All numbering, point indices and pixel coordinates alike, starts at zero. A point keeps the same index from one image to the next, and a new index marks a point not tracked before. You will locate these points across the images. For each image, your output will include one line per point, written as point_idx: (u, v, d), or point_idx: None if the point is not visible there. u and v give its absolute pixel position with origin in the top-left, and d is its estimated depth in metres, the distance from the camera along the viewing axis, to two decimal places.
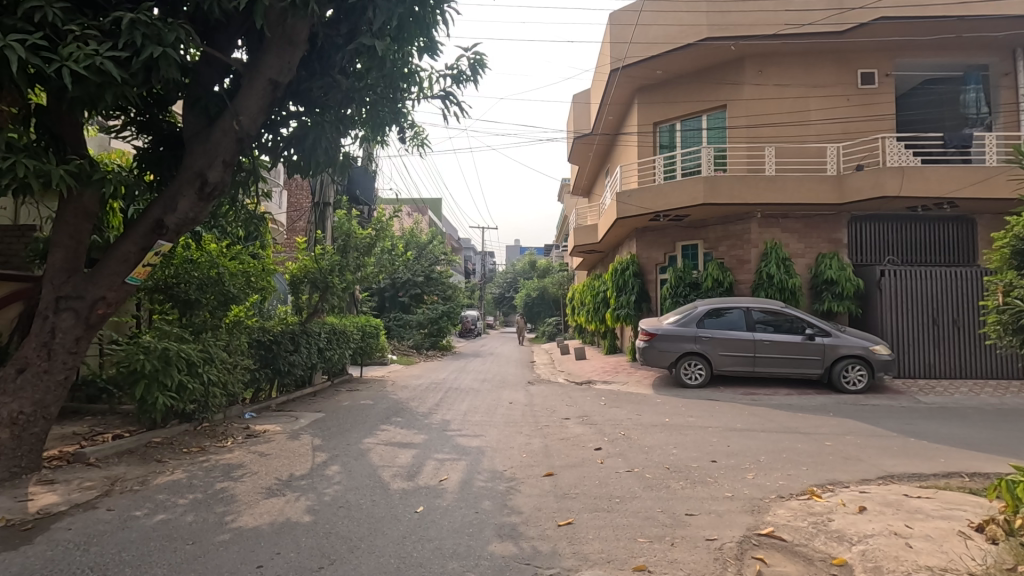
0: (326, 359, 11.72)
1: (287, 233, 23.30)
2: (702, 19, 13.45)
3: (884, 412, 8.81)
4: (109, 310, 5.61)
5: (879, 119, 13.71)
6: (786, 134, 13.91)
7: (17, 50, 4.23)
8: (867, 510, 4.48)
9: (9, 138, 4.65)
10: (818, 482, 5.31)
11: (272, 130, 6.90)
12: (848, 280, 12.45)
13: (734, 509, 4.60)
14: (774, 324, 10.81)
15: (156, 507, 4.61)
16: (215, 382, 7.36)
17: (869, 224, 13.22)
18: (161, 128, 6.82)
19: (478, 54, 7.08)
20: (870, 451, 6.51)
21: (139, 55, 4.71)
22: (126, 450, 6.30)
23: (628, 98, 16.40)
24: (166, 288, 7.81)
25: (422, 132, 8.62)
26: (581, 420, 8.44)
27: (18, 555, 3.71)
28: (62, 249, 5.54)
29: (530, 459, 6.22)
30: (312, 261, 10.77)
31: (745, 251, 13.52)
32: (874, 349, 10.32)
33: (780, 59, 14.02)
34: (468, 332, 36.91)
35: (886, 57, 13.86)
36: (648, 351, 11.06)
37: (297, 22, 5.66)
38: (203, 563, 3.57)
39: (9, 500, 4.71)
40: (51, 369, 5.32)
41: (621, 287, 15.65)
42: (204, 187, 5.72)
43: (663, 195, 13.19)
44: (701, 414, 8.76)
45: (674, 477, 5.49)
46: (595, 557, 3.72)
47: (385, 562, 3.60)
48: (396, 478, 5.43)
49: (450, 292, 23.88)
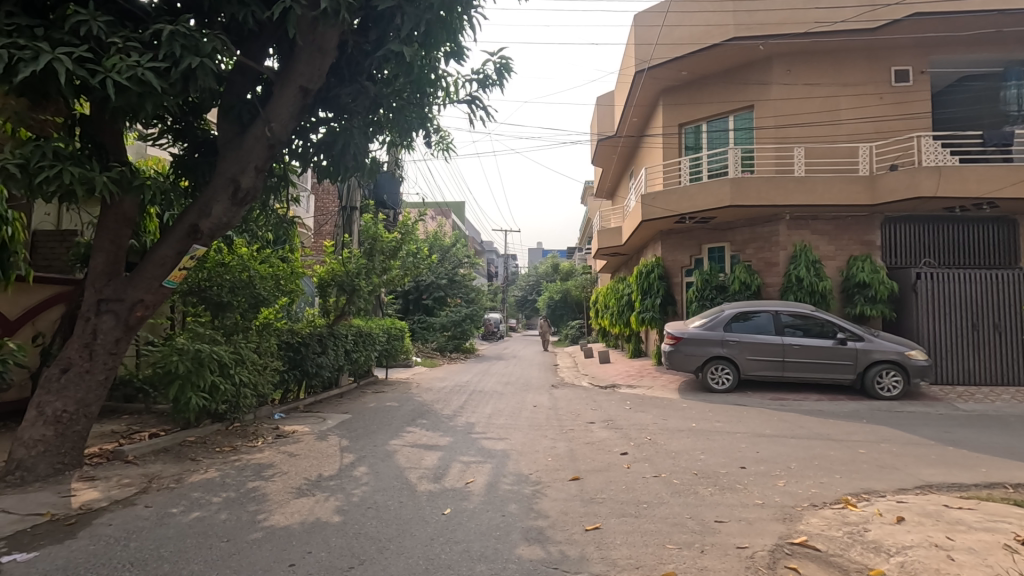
0: (353, 361, 11.90)
1: (315, 237, 23.78)
2: (728, 19, 13.29)
3: (921, 420, 8.53)
4: (146, 313, 5.77)
5: (914, 117, 13.33)
6: (816, 134, 13.64)
7: (64, 63, 4.41)
8: (906, 521, 4.35)
9: (55, 147, 4.86)
10: (852, 491, 5.17)
11: (302, 136, 7.11)
12: (881, 283, 12.13)
13: (766, 517, 4.51)
14: (803, 328, 10.57)
15: (190, 505, 4.73)
16: (246, 383, 7.60)
17: (903, 225, 12.84)
18: (196, 135, 6.98)
19: (505, 58, 7.11)
20: (906, 459, 6.32)
21: (178, 66, 4.85)
22: (162, 449, 6.48)
23: (653, 99, 16.27)
24: (199, 291, 7.98)
25: (448, 136, 8.71)
26: (606, 424, 8.39)
27: (62, 550, 3.83)
28: (103, 254, 5.74)
29: (556, 463, 6.20)
30: (339, 264, 10.91)
31: (773, 254, 13.28)
32: (910, 354, 10.03)
33: (809, 58, 13.74)
34: (490, 334, 36.97)
35: (920, 54, 13.46)
36: (673, 356, 10.93)
37: (327, 29, 5.72)
38: (236, 560, 3.64)
39: (53, 495, 4.89)
40: (92, 369, 5.51)
41: (646, 290, 15.43)
42: (237, 193, 5.86)
43: (689, 197, 13.11)
44: (729, 419, 8.62)
45: (703, 484, 5.40)
46: (623, 563, 3.70)
47: (414, 563, 3.63)
48: (422, 480, 5.48)
49: (472, 295, 24.26)
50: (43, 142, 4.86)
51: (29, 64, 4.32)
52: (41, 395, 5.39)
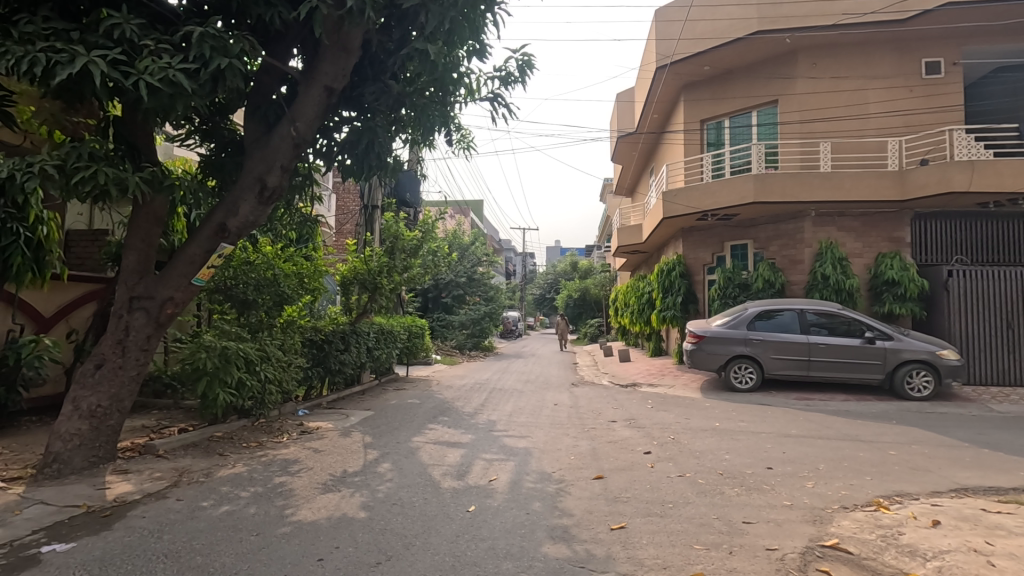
0: (374, 358, 12.00)
1: (337, 236, 24.02)
2: (751, 12, 13.09)
3: (954, 421, 8.31)
4: (176, 310, 5.87)
5: (946, 110, 12.97)
6: (843, 128, 13.36)
7: (99, 65, 4.50)
8: (941, 524, 4.24)
9: (90, 149, 4.97)
10: (884, 493, 5.05)
11: (326, 135, 7.19)
12: (911, 281, 11.84)
13: (795, 518, 4.43)
14: (829, 327, 10.38)
15: (220, 499, 4.82)
16: (271, 379, 7.71)
17: (933, 222, 12.55)
18: (223, 135, 7.08)
19: (527, 54, 7.07)
20: (940, 461, 6.15)
21: (207, 67, 4.92)
22: (191, 443, 6.61)
23: (674, 95, 16.07)
24: (225, 288, 8.12)
25: (468, 135, 8.73)
26: (628, 424, 8.31)
27: (99, 540, 3.93)
28: (135, 252, 5.85)
29: (578, 462, 6.18)
30: (361, 262, 11.03)
31: (798, 251, 13.03)
32: (942, 354, 9.76)
33: (836, 51, 13.47)
34: (509, 332, 36.94)
35: (952, 45, 13.10)
36: (695, 355, 10.81)
37: (352, 28, 5.74)
38: (267, 554, 3.69)
39: (88, 488, 5.02)
40: (125, 365, 5.63)
41: (667, 288, 15.28)
42: (263, 192, 5.94)
43: (711, 194, 12.91)
44: (754, 419, 8.49)
45: (729, 484, 5.33)
46: (650, 563, 3.66)
47: (440, 560, 3.64)
48: (446, 478, 5.48)
49: (492, 292, 24.17)
50: (79, 143, 4.98)
51: (66, 67, 4.43)
52: (76, 389, 5.52)
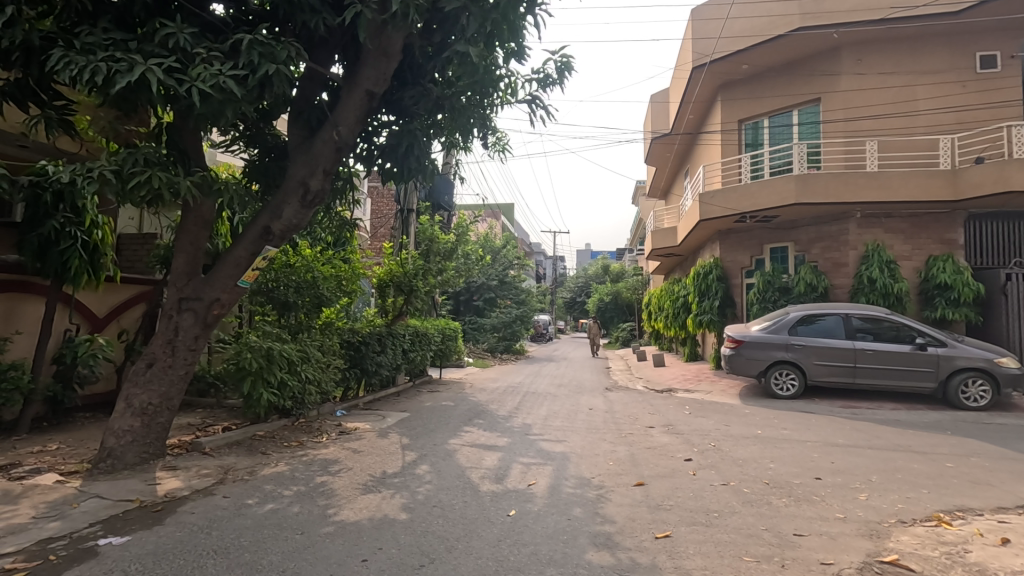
0: (410, 360, 12.09)
1: (372, 239, 24.44)
2: (794, 9, 12.76)
3: (1016, 433, 7.86)
4: (223, 311, 6.01)
5: (1001, 106, 12.39)
6: (890, 126, 12.87)
7: (155, 73, 4.66)
8: (1011, 543, 4.00)
9: (145, 154, 5.15)
10: (944, 508, 4.79)
11: (367, 139, 7.30)
12: (965, 285, 11.29)
13: (850, 532, 4.24)
14: (875, 332, 9.97)
15: (264, 497, 4.89)
16: (311, 379, 7.85)
17: (988, 223, 12.01)
18: (266, 140, 7.26)
19: (566, 56, 7.03)
20: (1003, 475, 5.82)
21: (256, 73, 5.04)
22: (235, 441, 6.77)
23: (711, 95, 15.78)
24: (267, 291, 8.31)
25: (504, 138, 8.74)
26: (666, 429, 8.14)
27: (151, 535, 4.02)
28: (185, 255, 6.04)
29: (618, 467, 6.06)
30: (397, 265, 11.15)
31: (842, 254, 12.57)
32: (1000, 361, 9.26)
33: (882, 46, 13.00)
34: (539, 336, 36.84)
35: (1008, 38, 12.49)
36: (734, 359, 10.52)
37: (394, 33, 5.78)
38: (313, 553, 3.73)
39: (140, 483, 5.19)
40: (174, 364, 5.79)
41: (704, 292, 14.96)
42: (306, 196, 6.03)
43: (751, 196, 12.59)
44: (797, 427, 8.21)
45: (776, 494, 5.15)
46: (698, 573, 3.55)
47: (484, 564, 3.61)
48: (484, 481, 5.47)
49: (523, 296, 24.18)
50: (135, 149, 5.16)
51: (125, 75, 4.59)
52: (129, 387, 5.71)
